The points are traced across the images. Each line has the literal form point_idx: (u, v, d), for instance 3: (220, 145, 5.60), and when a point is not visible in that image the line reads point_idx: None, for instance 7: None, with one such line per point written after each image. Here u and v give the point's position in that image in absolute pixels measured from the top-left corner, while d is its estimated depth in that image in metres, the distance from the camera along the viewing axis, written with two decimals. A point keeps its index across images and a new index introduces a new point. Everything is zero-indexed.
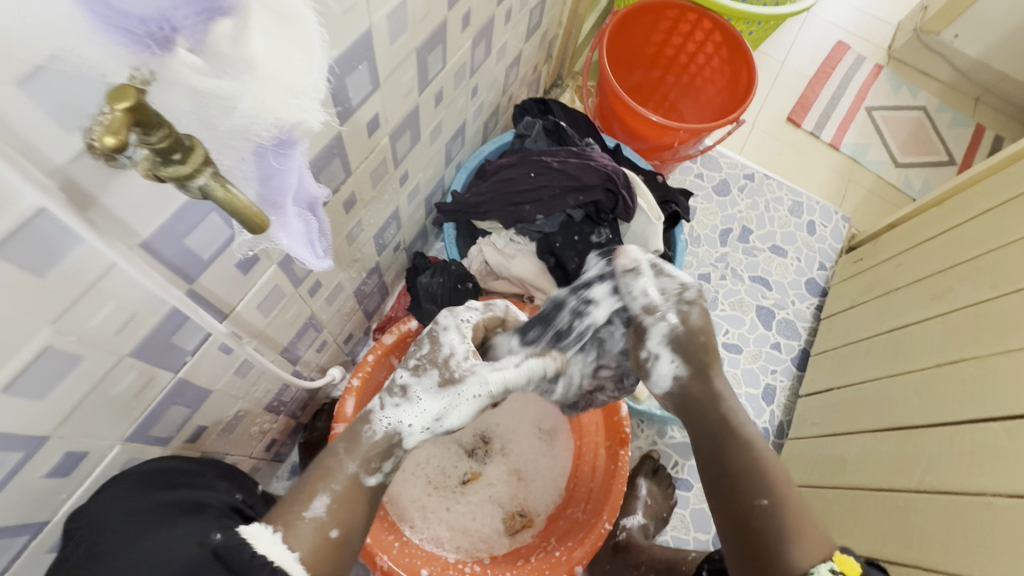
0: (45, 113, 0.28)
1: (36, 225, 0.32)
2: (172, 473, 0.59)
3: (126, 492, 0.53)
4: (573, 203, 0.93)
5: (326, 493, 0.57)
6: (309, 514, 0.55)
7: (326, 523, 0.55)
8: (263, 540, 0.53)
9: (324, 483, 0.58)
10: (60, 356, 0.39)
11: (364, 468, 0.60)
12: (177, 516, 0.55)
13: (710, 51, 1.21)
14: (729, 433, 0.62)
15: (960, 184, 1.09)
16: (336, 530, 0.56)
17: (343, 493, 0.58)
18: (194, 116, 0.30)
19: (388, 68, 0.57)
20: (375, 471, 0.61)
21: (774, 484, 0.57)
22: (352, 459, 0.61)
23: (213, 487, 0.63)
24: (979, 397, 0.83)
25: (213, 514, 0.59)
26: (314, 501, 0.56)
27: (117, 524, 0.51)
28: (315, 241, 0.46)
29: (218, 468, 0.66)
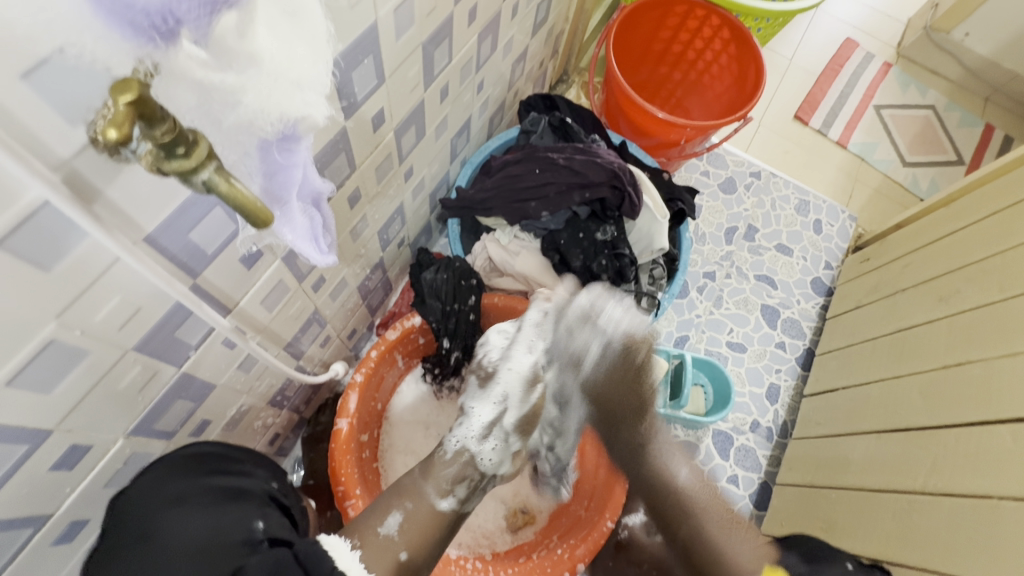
0: (49, 106, 0.28)
1: (40, 219, 0.31)
2: (212, 461, 0.62)
3: (168, 476, 0.57)
4: (579, 200, 0.93)
5: (397, 511, 0.62)
6: (383, 530, 0.59)
7: (396, 543, 0.58)
8: (342, 553, 0.54)
9: (398, 504, 0.62)
10: (64, 350, 0.39)
11: (438, 492, 0.66)
12: (221, 504, 0.57)
13: (717, 48, 1.20)
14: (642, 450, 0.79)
15: (969, 185, 1.08)
16: (405, 552, 0.58)
17: (412, 512, 0.62)
18: (199, 110, 0.30)
19: (393, 63, 0.57)
20: (449, 495, 0.66)
21: (679, 487, 0.75)
22: (426, 480, 0.67)
23: (252, 474, 0.64)
24: (985, 399, 0.82)
25: (253, 501, 0.60)
26: (388, 518, 0.60)
27: (164, 507, 0.54)
28: (319, 237, 0.46)
29: (256, 457, 0.68)
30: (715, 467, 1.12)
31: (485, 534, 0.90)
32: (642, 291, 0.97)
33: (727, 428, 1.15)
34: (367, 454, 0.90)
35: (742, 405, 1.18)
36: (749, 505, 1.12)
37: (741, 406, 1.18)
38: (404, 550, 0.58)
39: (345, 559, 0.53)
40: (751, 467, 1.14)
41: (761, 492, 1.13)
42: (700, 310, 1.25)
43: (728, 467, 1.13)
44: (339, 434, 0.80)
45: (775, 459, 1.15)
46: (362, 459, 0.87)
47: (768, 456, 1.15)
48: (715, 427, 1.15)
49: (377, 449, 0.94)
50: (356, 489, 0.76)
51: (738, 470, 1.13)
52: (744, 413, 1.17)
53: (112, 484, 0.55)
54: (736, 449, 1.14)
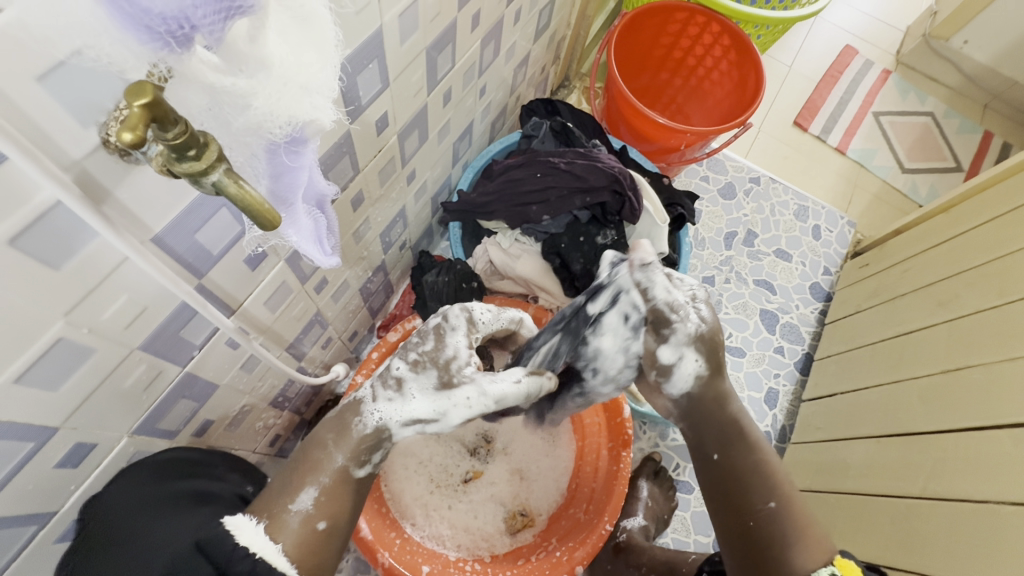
0: (63, 108, 0.29)
1: (51, 219, 0.32)
2: (186, 464, 0.61)
3: (138, 484, 0.55)
4: (580, 204, 0.93)
5: (313, 486, 0.56)
6: (296, 506, 0.55)
7: (313, 515, 0.55)
8: (245, 530, 0.52)
9: (312, 474, 0.56)
10: (73, 348, 0.40)
11: (352, 459, 0.58)
12: (187, 509, 0.58)
13: (718, 54, 1.21)
14: (737, 436, 0.65)
15: (966, 192, 1.09)
16: (324, 522, 0.55)
17: (328, 487, 0.56)
18: (209, 111, 0.31)
19: (398, 68, 0.57)
20: (365, 462, 0.59)
21: (777, 484, 0.61)
22: (339, 449, 0.58)
23: (223, 479, 0.65)
24: (984, 404, 0.83)
25: (222, 505, 0.61)
26: (301, 494, 0.55)
27: (137, 512, 0.54)
28: (323, 238, 0.46)
29: (229, 461, 0.68)
30: None
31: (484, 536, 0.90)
32: None
33: None
34: None
35: None
36: None
37: None
38: (322, 520, 0.55)
39: (253, 540, 0.52)
40: None
41: None
42: None
43: None
44: None
45: None
46: None
47: None
48: None
49: None
50: None
51: None
52: None
53: None
54: None
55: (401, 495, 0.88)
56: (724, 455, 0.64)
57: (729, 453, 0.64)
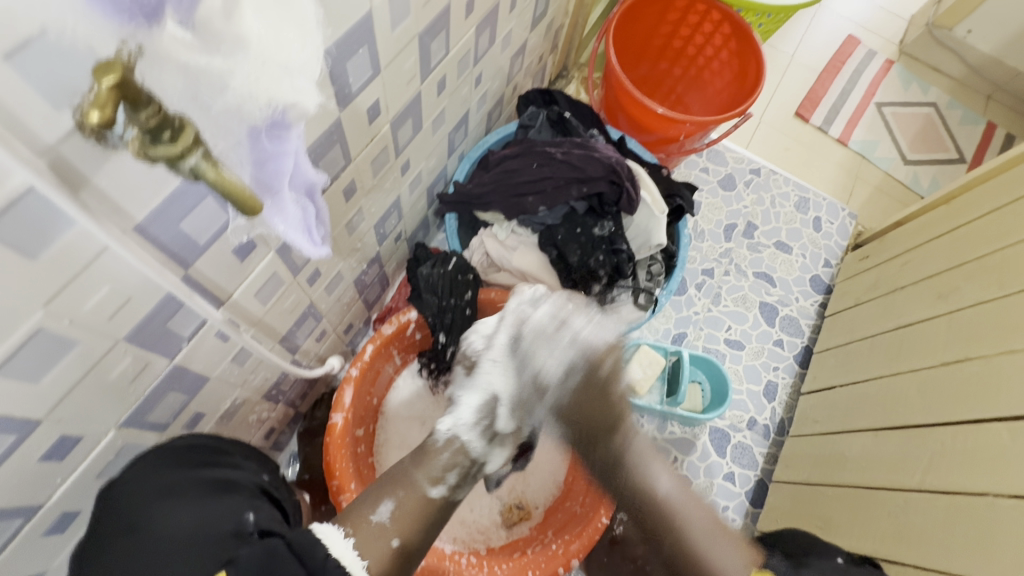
0: (32, 88, 0.27)
1: (25, 205, 0.31)
2: (202, 452, 0.61)
3: (153, 468, 0.56)
4: (577, 194, 0.92)
5: (389, 499, 0.60)
6: (375, 518, 0.58)
7: (388, 530, 0.57)
8: (335, 543, 0.52)
9: (390, 491, 0.61)
10: (54, 339, 0.39)
11: (429, 480, 0.64)
12: (211, 496, 0.57)
13: (718, 43, 1.19)
14: (628, 465, 0.75)
15: (968, 182, 1.08)
16: (398, 539, 0.57)
17: (405, 498, 0.61)
18: (185, 93, 0.28)
19: (389, 54, 0.56)
20: (440, 482, 0.64)
21: (674, 510, 0.72)
22: (417, 470, 0.64)
23: (241, 467, 0.64)
24: (982, 397, 0.82)
25: (245, 494, 0.60)
26: (380, 506, 0.59)
27: (158, 497, 0.55)
28: (312, 228, 0.45)
29: (246, 450, 0.68)
30: (711, 464, 1.12)
31: (480, 529, 0.90)
32: (640, 286, 0.96)
33: (725, 425, 1.15)
34: (364, 449, 0.91)
35: (739, 403, 1.17)
36: (745, 502, 1.11)
37: (738, 404, 1.17)
38: (396, 537, 0.57)
39: (337, 545, 0.52)
40: (749, 464, 1.14)
41: (758, 489, 1.13)
42: (698, 306, 1.24)
43: (725, 464, 1.13)
44: (334, 428, 0.79)
45: (772, 457, 1.15)
46: (358, 453, 0.88)
47: (764, 454, 1.15)
48: (712, 424, 1.15)
49: (373, 444, 0.95)
50: (350, 484, 0.76)
51: (734, 467, 1.13)
52: (741, 411, 1.17)
53: (105, 476, 0.55)
54: (733, 446, 1.14)
55: None
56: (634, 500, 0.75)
57: (631, 491, 0.75)
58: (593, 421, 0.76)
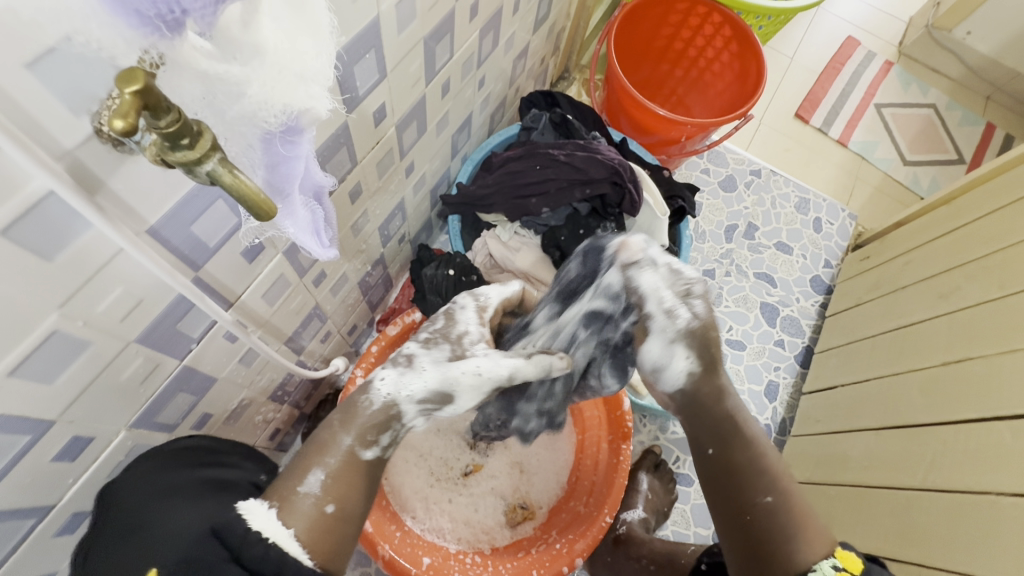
0: (53, 97, 0.28)
1: (44, 208, 0.32)
2: (194, 453, 0.61)
3: (155, 470, 0.56)
4: (579, 196, 0.93)
5: (319, 469, 0.54)
6: (304, 489, 0.52)
7: (319, 497, 0.52)
8: (258, 517, 0.50)
9: (318, 459, 0.54)
10: (68, 341, 0.39)
11: (361, 442, 0.56)
12: (206, 495, 0.56)
13: (719, 45, 1.20)
14: (733, 432, 0.61)
15: (969, 183, 1.08)
16: (332, 506, 0.53)
17: (336, 468, 0.54)
18: (203, 101, 0.30)
19: (395, 58, 0.57)
20: (374, 445, 0.57)
21: (777, 479, 0.58)
22: (345, 430, 0.56)
23: (239, 466, 0.65)
24: (983, 396, 0.83)
25: (241, 492, 0.60)
26: (309, 477, 0.53)
27: (155, 498, 0.53)
28: (321, 230, 0.46)
29: (243, 450, 0.69)
30: None
31: (485, 529, 0.90)
32: None
33: None
34: None
35: None
36: None
37: None
38: (331, 503, 0.53)
39: (260, 521, 0.50)
40: None
41: None
42: None
43: None
44: None
45: None
46: None
47: None
48: None
49: None
50: None
51: None
52: None
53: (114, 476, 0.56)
54: None
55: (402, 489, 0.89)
56: (722, 450, 0.60)
57: (727, 448, 0.60)
58: (704, 384, 0.62)
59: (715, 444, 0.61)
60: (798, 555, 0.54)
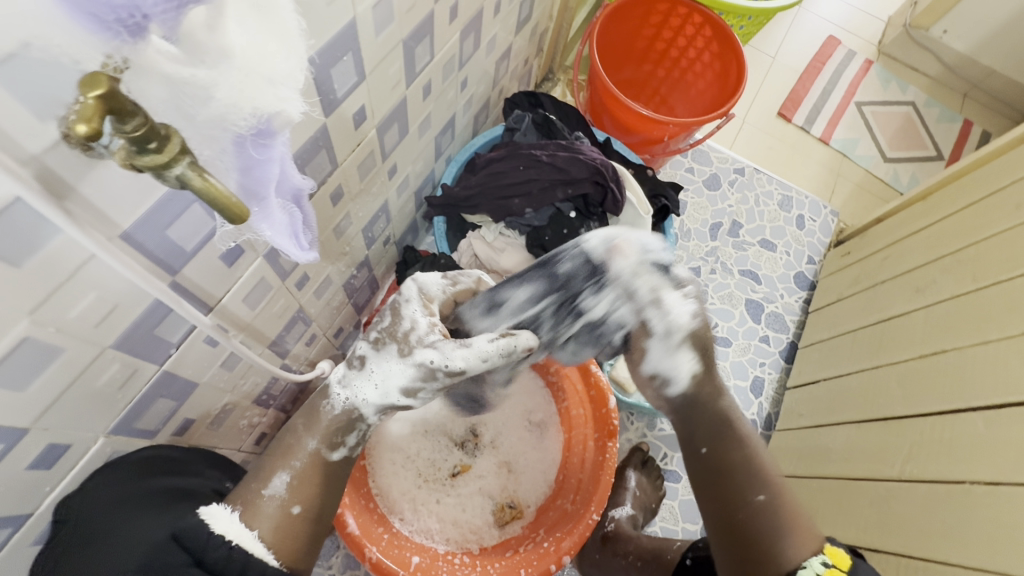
0: (19, 102, 0.28)
1: (12, 214, 0.31)
2: (161, 461, 0.61)
3: (117, 480, 0.55)
4: (562, 196, 0.94)
5: (285, 472, 0.60)
6: (270, 491, 0.59)
7: (287, 499, 0.59)
8: (220, 519, 0.57)
9: (283, 464, 0.60)
10: (40, 347, 0.39)
11: (328, 445, 0.62)
12: (165, 505, 0.58)
13: (700, 45, 1.21)
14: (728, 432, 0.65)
15: (944, 179, 1.11)
16: (298, 507, 0.59)
17: (301, 471, 0.60)
18: (168, 103, 0.30)
19: (374, 60, 0.57)
20: (340, 446, 0.63)
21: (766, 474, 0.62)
22: (312, 435, 0.62)
23: (201, 475, 0.65)
24: (959, 386, 0.85)
25: (199, 500, 0.62)
26: (274, 479, 0.59)
27: (111, 511, 0.53)
28: (299, 233, 0.46)
29: (209, 457, 0.68)
30: None
31: (473, 529, 0.90)
32: None
33: None
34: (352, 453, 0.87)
35: None
36: None
37: None
38: (297, 503, 0.59)
39: (223, 524, 0.56)
40: None
41: None
42: None
43: None
44: None
45: None
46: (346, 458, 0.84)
47: None
48: None
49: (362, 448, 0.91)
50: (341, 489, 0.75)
51: None
52: None
53: None
54: None
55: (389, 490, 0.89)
56: (714, 449, 0.64)
57: (720, 446, 0.64)
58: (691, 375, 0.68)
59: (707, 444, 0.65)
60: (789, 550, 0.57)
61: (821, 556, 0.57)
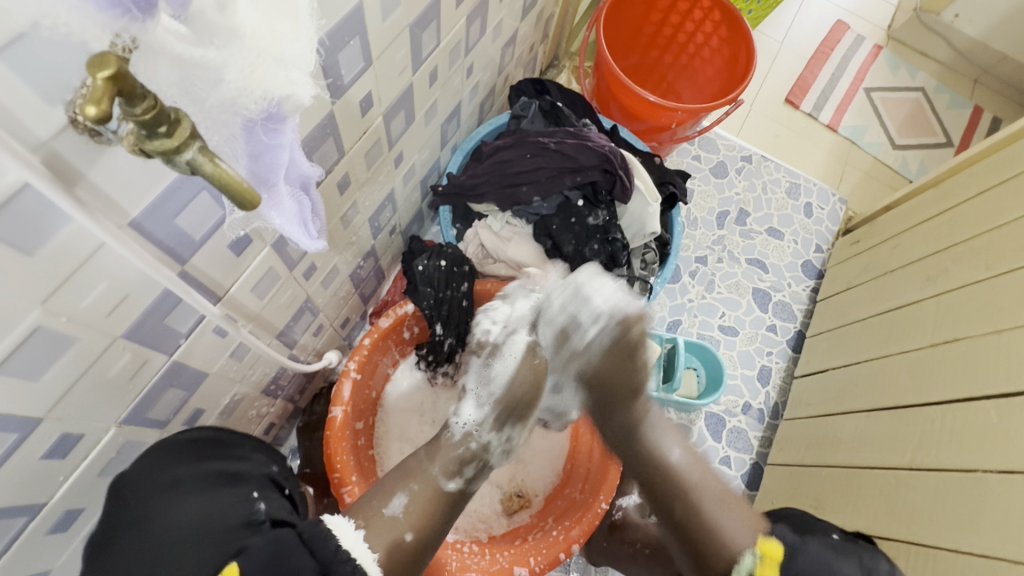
0: (29, 87, 0.27)
1: (22, 200, 0.31)
2: (204, 444, 0.62)
3: (161, 464, 0.57)
4: (571, 183, 0.93)
5: (403, 494, 0.65)
6: (388, 511, 0.62)
7: (402, 525, 0.62)
8: (346, 534, 0.56)
9: (403, 486, 0.66)
10: (52, 337, 0.39)
11: (443, 476, 0.70)
12: (219, 487, 0.59)
13: (709, 30, 1.19)
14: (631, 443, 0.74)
15: (955, 166, 1.09)
16: (411, 533, 0.62)
17: (418, 493, 0.66)
18: (180, 87, 0.29)
19: (380, 45, 0.56)
20: (454, 477, 0.71)
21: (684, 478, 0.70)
22: (432, 464, 0.71)
23: (249, 459, 0.65)
24: (970, 375, 0.84)
25: (251, 484, 0.61)
26: (393, 501, 0.64)
27: (159, 491, 0.56)
28: (308, 221, 0.45)
29: (253, 441, 0.68)
30: (708, 448, 1.13)
31: (482, 518, 0.91)
32: (635, 275, 0.98)
33: (720, 410, 1.17)
34: (364, 441, 0.91)
35: (734, 388, 1.19)
36: (741, 485, 1.13)
37: (733, 389, 1.19)
38: (409, 531, 0.62)
39: (349, 537, 0.56)
40: (743, 448, 1.15)
41: (753, 473, 1.14)
42: (693, 294, 1.25)
43: (720, 449, 1.14)
44: (333, 422, 0.79)
45: (767, 440, 1.17)
46: (359, 446, 0.88)
47: (759, 437, 1.17)
48: (708, 409, 1.16)
49: (373, 436, 0.95)
50: (352, 477, 0.77)
51: (729, 451, 1.14)
52: (736, 396, 1.18)
53: (107, 473, 0.55)
54: (728, 430, 1.16)
55: None
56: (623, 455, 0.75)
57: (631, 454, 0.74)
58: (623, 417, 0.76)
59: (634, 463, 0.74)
60: (725, 545, 0.63)
61: (753, 550, 0.61)
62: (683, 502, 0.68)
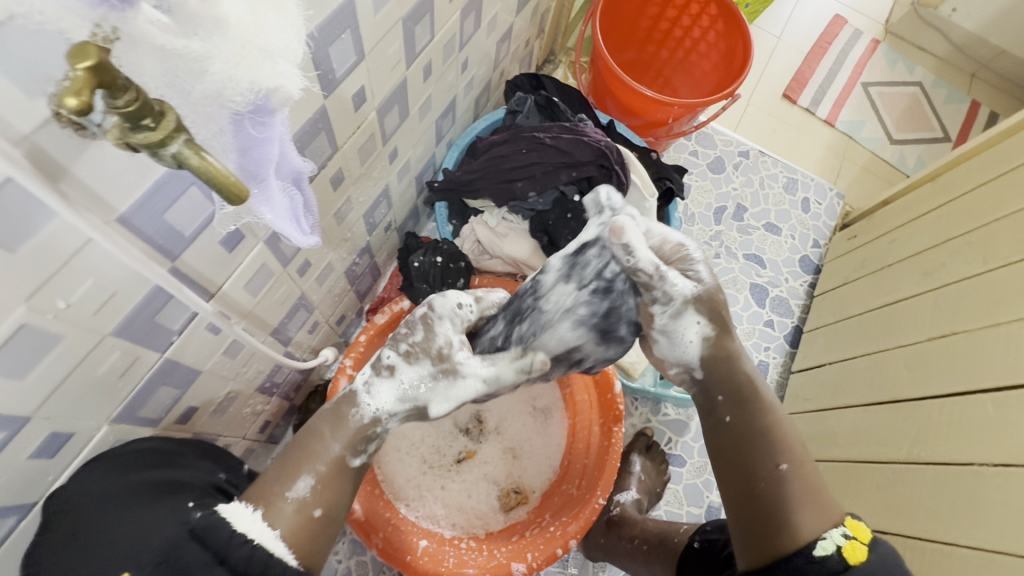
0: (9, 80, 0.27)
1: (5, 196, 0.30)
2: (155, 454, 0.57)
3: (104, 474, 0.52)
4: (566, 179, 0.92)
5: (309, 476, 0.55)
6: (292, 494, 0.54)
7: (308, 502, 0.54)
8: (243, 520, 0.51)
9: (308, 465, 0.56)
10: (38, 335, 0.38)
11: (350, 450, 0.58)
12: (154, 498, 0.54)
13: (705, 24, 1.19)
14: (751, 395, 0.59)
15: (953, 160, 1.09)
16: (320, 510, 0.55)
17: (325, 474, 0.56)
18: (165, 79, 0.29)
19: (373, 39, 0.55)
20: (361, 453, 0.59)
21: (790, 446, 0.56)
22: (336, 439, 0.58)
23: (192, 466, 0.61)
24: (966, 370, 0.84)
25: (189, 495, 0.57)
26: (298, 482, 0.55)
27: (100, 505, 0.50)
28: (300, 217, 0.44)
29: (202, 448, 0.64)
30: None
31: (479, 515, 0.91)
32: None
33: None
34: None
35: None
36: None
37: None
38: (319, 507, 0.55)
39: (244, 523, 0.51)
40: None
41: None
42: None
43: None
44: None
45: None
46: None
47: None
48: None
49: None
50: None
51: None
52: None
53: None
54: None
55: (395, 477, 0.89)
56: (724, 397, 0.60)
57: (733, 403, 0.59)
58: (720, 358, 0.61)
59: (731, 411, 0.59)
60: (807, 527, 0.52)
61: (841, 528, 0.52)
62: (780, 467, 0.55)
